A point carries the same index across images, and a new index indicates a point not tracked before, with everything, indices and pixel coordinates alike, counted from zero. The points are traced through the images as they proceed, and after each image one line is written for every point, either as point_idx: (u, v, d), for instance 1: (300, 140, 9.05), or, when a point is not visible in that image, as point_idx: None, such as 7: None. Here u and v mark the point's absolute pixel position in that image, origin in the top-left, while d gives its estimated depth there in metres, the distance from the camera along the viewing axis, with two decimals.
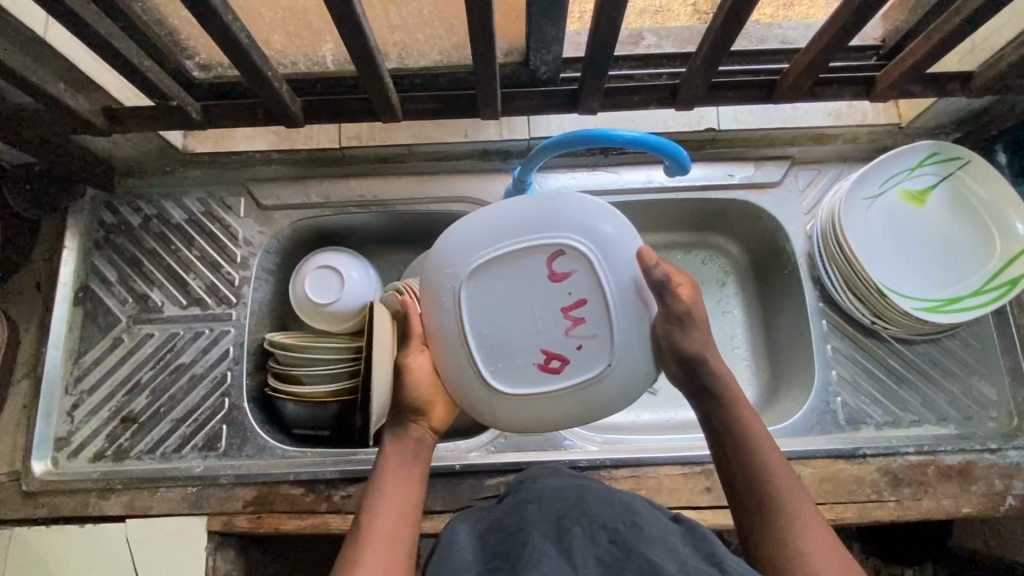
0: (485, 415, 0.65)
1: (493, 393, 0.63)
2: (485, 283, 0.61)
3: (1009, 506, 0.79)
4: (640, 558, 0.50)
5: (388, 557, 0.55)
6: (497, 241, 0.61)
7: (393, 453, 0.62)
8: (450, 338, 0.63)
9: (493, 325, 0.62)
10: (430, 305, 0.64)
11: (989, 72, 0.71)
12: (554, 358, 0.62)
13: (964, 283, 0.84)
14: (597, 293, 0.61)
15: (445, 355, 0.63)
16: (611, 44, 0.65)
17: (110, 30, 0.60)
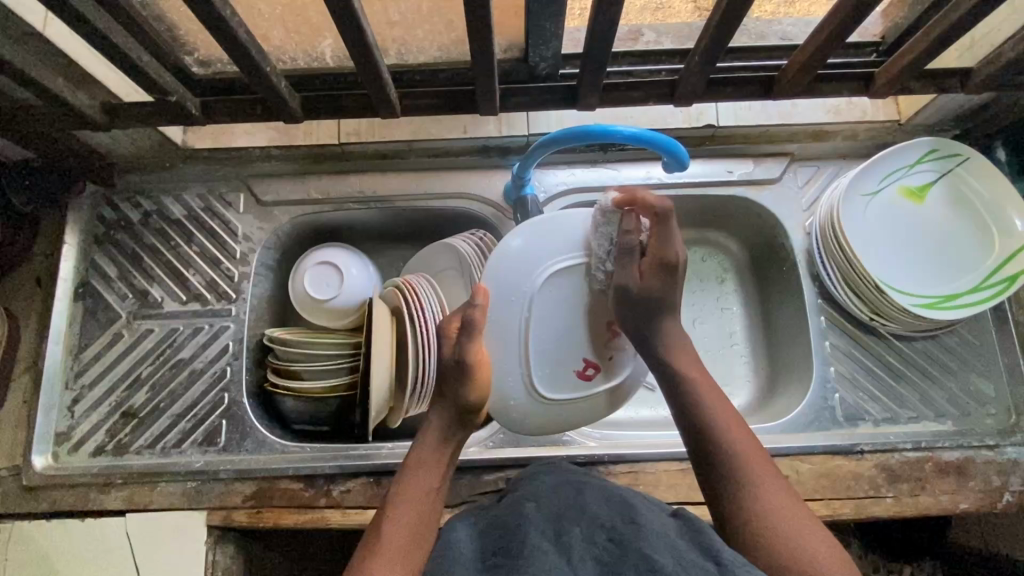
0: (522, 421, 0.75)
1: (537, 399, 0.73)
2: (550, 295, 0.70)
3: (1006, 502, 0.79)
4: (638, 555, 0.50)
5: (416, 541, 0.58)
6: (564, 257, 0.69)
7: (432, 446, 0.66)
8: (513, 345, 0.70)
9: (549, 337, 0.71)
10: (500, 310, 0.69)
11: (988, 68, 0.71)
12: (589, 367, 0.74)
13: (963, 280, 0.84)
14: None
15: (504, 362, 0.71)
16: (609, 40, 0.65)
17: (110, 25, 0.61)
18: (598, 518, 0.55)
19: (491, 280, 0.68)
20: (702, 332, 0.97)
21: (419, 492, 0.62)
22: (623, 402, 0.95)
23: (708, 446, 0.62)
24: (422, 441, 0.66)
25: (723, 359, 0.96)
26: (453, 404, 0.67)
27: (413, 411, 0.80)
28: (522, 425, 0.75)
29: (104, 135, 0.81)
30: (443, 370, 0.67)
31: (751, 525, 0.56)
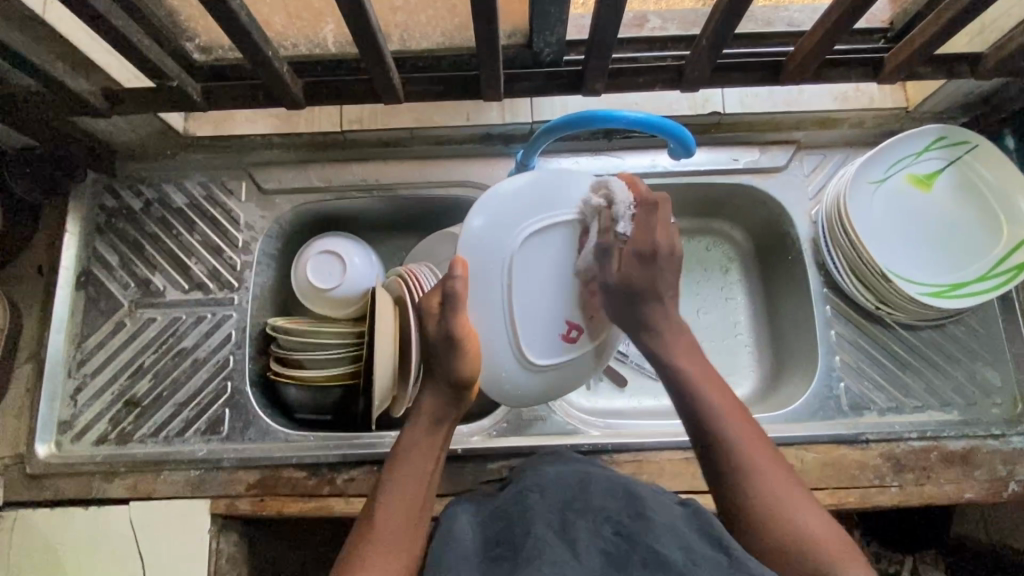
0: (517, 391, 0.73)
1: (527, 366, 0.71)
2: (527, 258, 0.68)
3: (1012, 491, 0.78)
4: (645, 550, 0.50)
5: (400, 528, 0.59)
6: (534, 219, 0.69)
7: (417, 429, 0.66)
8: (496, 312, 0.68)
9: (532, 299, 0.70)
10: (478, 278, 0.67)
11: (999, 53, 0.70)
12: (574, 329, 0.73)
13: (969, 268, 0.84)
14: None
15: (488, 330, 0.69)
16: (615, 25, 0.64)
17: (110, 8, 0.60)
18: (603, 511, 0.55)
19: (466, 251, 0.67)
20: (704, 322, 0.96)
21: (413, 484, 0.62)
22: (626, 391, 0.94)
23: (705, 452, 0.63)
24: (416, 427, 0.66)
25: (727, 349, 0.96)
26: (445, 382, 0.66)
27: (416, 400, 0.79)
28: (517, 397, 0.74)
29: (104, 122, 0.80)
30: (432, 347, 0.65)
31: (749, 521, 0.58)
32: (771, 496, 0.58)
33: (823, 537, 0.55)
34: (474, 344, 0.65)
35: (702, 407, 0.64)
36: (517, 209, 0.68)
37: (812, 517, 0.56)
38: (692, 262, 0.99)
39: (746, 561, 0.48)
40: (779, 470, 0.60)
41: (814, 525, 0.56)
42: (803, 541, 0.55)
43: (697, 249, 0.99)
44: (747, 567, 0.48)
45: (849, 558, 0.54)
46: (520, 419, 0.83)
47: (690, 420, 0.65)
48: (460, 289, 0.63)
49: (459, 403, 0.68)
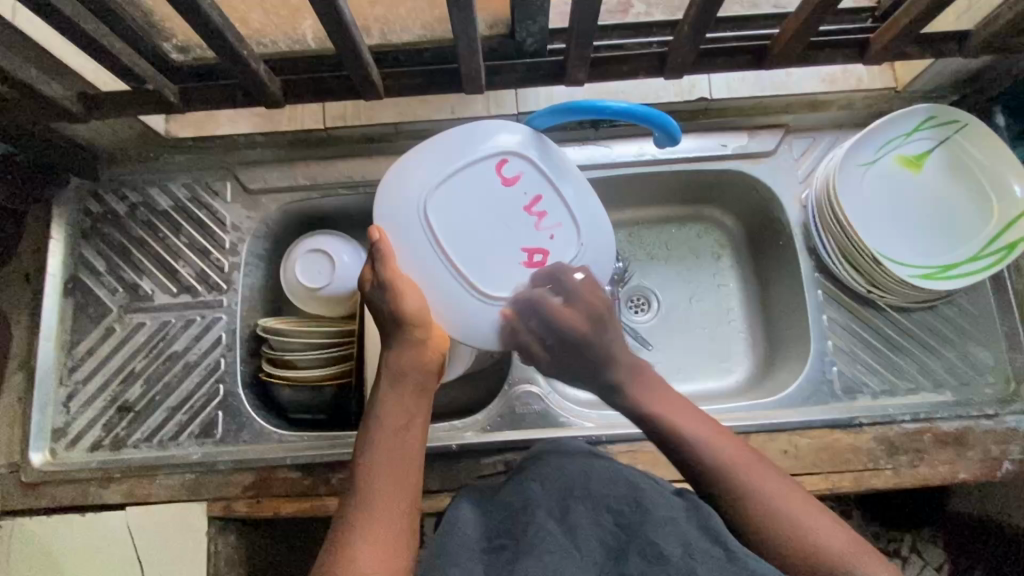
0: (501, 338, 0.70)
1: (497, 301, 0.69)
2: (442, 200, 0.68)
3: (1005, 470, 0.79)
4: (645, 542, 0.51)
5: (393, 512, 0.56)
6: (445, 165, 0.69)
7: (391, 398, 0.63)
8: (431, 255, 0.68)
9: (469, 239, 0.69)
10: (401, 243, 0.68)
11: (986, 30, 0.69)
12: (534, 253, 0.69)
13: (959, 249, 0.83)
14: (547, 186, 0.70)
15: (429, 275, 0.68)
16: (596, 12, 0.63)
17: (78, 12, 0.59)
18: (604, 498, 0.55)
19: (382, 219, 0.69)
20: (697, 310, 0.96)
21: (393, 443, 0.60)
22: None
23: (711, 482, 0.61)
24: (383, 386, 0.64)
25: (720, 335, 0.96)
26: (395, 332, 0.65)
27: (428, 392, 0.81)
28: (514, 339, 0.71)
29: (83, 126, 0.79)
30: (373, 303, 0.66)
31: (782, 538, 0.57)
32: (775, 513, 0.58)
33: (840, 544, 0.56)
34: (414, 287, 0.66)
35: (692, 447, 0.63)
36: (430, 162, 0.69)
37: (821, 524, 0.57)
38: (684, 249, 0.99)
39: (744, 557, 0.49)
40: (787, 488, 0.60)
41: (828, 535, 0.56)
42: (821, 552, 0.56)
43: (688, 237, 0.99)
44: (745, 562, 0.48)
45: (865, 560, 0.56)
46: (514, 412, 0.83)
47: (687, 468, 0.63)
48: (385, 250, 0.65)
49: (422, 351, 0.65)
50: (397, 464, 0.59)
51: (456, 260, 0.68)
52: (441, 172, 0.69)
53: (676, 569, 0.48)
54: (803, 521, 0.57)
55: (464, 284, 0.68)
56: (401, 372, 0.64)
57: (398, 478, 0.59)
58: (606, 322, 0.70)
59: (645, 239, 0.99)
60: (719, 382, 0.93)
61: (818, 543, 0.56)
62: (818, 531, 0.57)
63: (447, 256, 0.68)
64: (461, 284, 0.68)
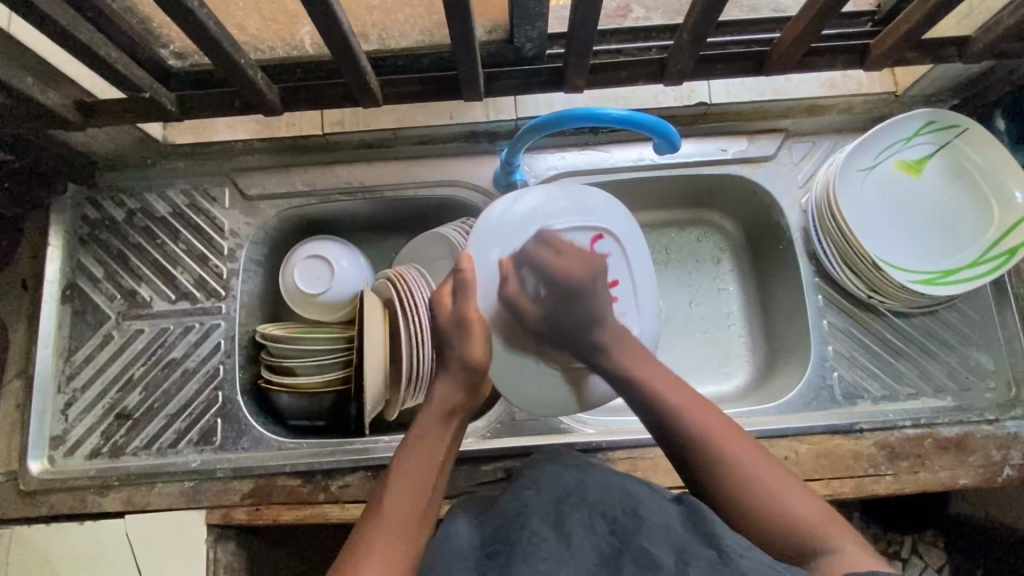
0: (534, 395, 0.75)
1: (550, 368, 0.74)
2: None
3: (1006, 475, 0.79)
4: (638, 549, 0.49)
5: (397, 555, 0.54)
6: (553, 224, 0.71)
7: (421, 439, 0.62)
8: (515, 309, 0.71)
9: None
10: (491, 288, 0.69)
11: (987, 35, 0.69)
12: None
13: (960, 254, 0.83)
14: (627, 273, 0.76)
15: (507, 322, 0.71)
16: (595, 19, 0.62)
17: (73, 21, 0.58)
18: (598, 506, 0.54)
19: (476, 247, 0.69)
20: (698, 313, 0.96)
21: (420, 473, 0.59)
22: None
23: (679, 441, 0.61)
24: (425, 412, 0.64)
25: (720, 340, 0.95)
26: (454, 367, 0.64)
27: (410, 402, 0.79)
28: (550, 405, 0.76)
29: (80, 133, 0.78)
30: (441, 332, 0.65)
31: (748, 507, 0.56)
32: (744, 483, 0.57)
33: (812, 517, 0.55)
34: (484, 327, 0.65)
35: (661, 406, 0.63)
36: (532, 215, 0.71)
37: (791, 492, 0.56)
38: (684, 254, 0.98)
39: (737, 556, 0.47)
40: (753, 453, 0.59)
41: (796, 504, 0.56)
42: (789, 523, 0.55)
43: (688, 241, 0.99)
44: (738, 563, 0.46)
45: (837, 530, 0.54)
46: (513, 420, 0.83)
47: (659, 429, 0.63)
48: (470, 277, 0.65)
49: (471, 394, 0.64)
50: (411, 504, 0.57)
51: None
52: (542, 229, 0.71)
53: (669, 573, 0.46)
54: (768, 490, 0.57)
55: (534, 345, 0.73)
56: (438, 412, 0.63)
57: (411, 524, 0.56)
58: (576, 294, 0.67)
59: (646, 242, 0.98)
60: (720, 387, 0.93)
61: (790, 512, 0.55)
62: (784, 498, 0.56)
63: None
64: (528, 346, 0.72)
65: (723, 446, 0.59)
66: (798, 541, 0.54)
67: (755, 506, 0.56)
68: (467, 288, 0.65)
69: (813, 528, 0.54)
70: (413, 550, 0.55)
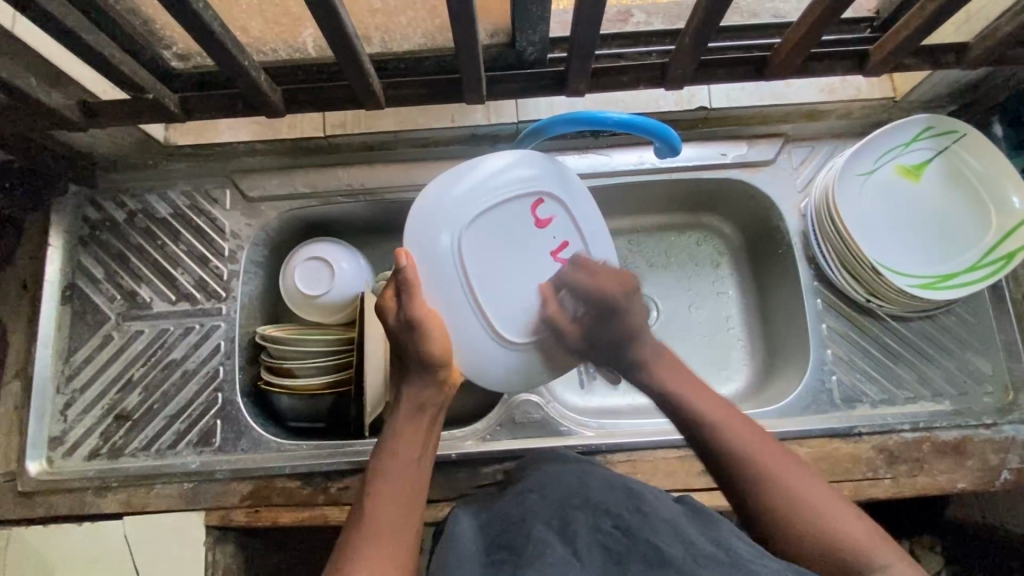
0: (499, 375, 0.72)
1: (504, 343, 0.70)
2: (480, 231, 0.68)
3: (1004, 479, 0.79)
4: (648, 547, 0.49)
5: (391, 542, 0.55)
6: (492, 195, 0.68)
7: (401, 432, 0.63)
8: (459, 289, 0.67)
9: (494, 276, 0.69)
10: (430, 277, 0.67)
11: (985, 42, 0.69)
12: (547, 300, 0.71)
13: (958, 259, 0.84)
14: (575, 233, 0.72)
15: (452, 307, 0.68)
16: (597, 24, 0.63)
17: (78, 22, 0.59)
18: (604, 506, 0.54)
19: (411, 241, 0.67)
20: (697, 317, 0.96)
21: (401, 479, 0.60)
22: (621, 389, 0.93)
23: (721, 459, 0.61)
24: (399, 420, 0.64)
25: (719, 343, 0.96)
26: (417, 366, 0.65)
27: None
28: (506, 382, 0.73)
29: (82, 134, 0.78)
30: (396, 336, 0.65)
31: (797, 528, 0.56)
32: (791, 498, 0.57)
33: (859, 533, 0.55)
34: (438, 325, 0.65)
35: (703, 423, 0.64)
36: (471, 187, 0.68)
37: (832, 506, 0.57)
38: (683, 258, 0.99)
39: (749, 559, 0.47)
40: (792, 471, 0.60)
41: (844, 520, 0.56)
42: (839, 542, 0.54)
43: (687, 245, 0.99)
44: (750, 566, 0.46)
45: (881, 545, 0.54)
46: (513, 421, 0.83)
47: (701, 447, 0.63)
48: (412, 278, 0.64)
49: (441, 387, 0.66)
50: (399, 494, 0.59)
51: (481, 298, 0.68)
52: (477, 204, 0.67)
53: (679, 571, 0.46)
54: (817, 510, 0.56)
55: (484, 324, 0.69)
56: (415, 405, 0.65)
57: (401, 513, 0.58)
58: (615, 310, 0.69)
59: (645, 246, 0.99)
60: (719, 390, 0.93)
61: (833, 528, 0.55)
62: (833, 516, 0.56)
63: (473, 290, 0.68)
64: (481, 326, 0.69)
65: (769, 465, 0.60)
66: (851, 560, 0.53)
67: (807, 523, 0.56)
68: (412, 289, 0.65)
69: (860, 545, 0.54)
70: (401, 554, 0.55)
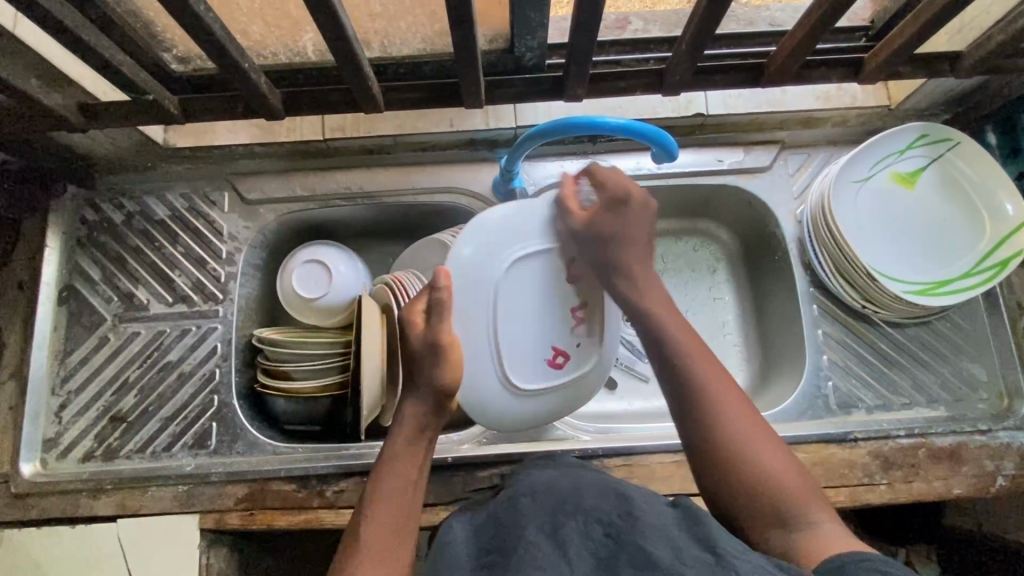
0: (497, 417, 0.75)
1: (510, 389, 0.73)
2: (513, 278, 0.70)
3: (999, 486, 0.79)
4: (635, 548, 0.49)
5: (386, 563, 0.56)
6: (534, 245, 0.71)
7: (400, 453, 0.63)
8: (482, 329, 0.70)
9: (515, 323, 0.71)
10: (460, 310, 0.69)
11: (979, 51, 0.70)
12: (559, 355, 0.74)
13: (954, 266, 0.84)
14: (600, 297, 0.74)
15: (474, 348, 0.70)
16: (594, 30, 0.63)
17: (79, 23, 0.59)
18: (594, 511, 0.54)
19: (451, 266, 0.68)
20: (694, 323, 0.96)
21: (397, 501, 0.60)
22: (617, 394, 0.94)
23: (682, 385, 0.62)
24: (395, 440, 0.64)
25: (715, 348, 0.96)
26: (428, 390, 0.65)
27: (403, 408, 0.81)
28: (498, 420, 0.75)
29: (82, 136, 0.79)
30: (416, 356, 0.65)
31: (733, 461, 0.58)
32: (735, 434, 0.59)
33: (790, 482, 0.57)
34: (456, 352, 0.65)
35: (671, 351, 0.64)
36: (520, 233, 0.70)
37: (772, 454, 0.58)
38: (680, 263, 0.99)
39: (733, 558, 0.47)
40: (748, 415, 0.60)
41: (778, 467, 0.58)
42: (766, 485, 0.57)
43: (684, 250, 0.99)
44: (733, 566, 0.46)
45: (809, 504, 0.56)
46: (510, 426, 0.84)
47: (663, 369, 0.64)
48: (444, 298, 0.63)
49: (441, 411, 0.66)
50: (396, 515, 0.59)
51: (500, 344, 0.71)
52: (519, 251, 0.70)
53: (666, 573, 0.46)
54: (757, 451, 0.58)
55: (498, 369, 0.72)
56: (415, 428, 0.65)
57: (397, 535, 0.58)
58: (623, 207, 0.68)
59: None
60: None
61: (768, 471, 0.57)
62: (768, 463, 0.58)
63: (493, 332, 0.70)
64: (491, 373, 0.72)
65: (722, 402, 0.61)
66: (773, 505, 0.56)
67: (742, 457, 0.58)
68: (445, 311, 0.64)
69: (790, 496, 0.56)
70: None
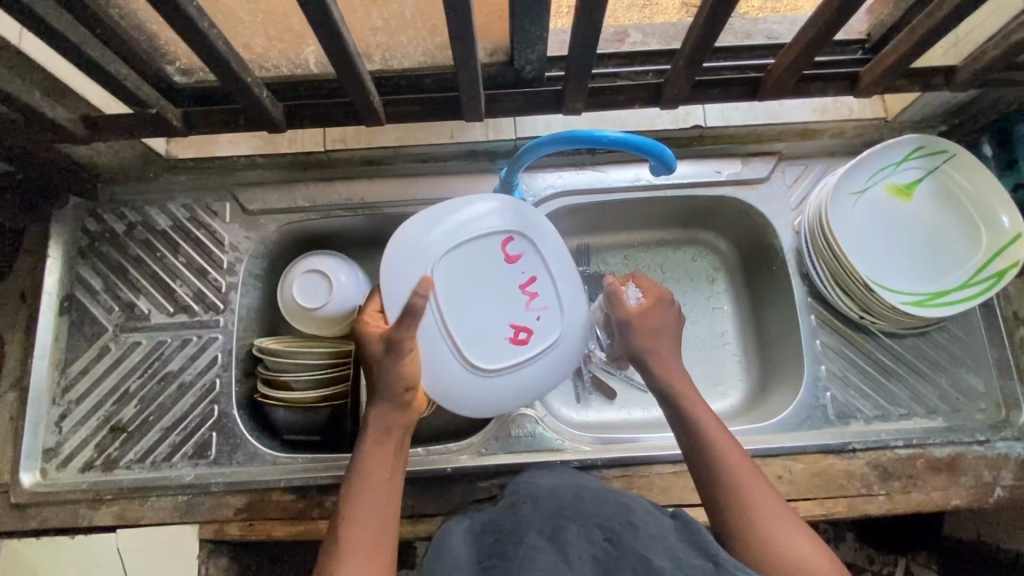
0: (474, 404, 0.74)
1: (476, 372, 0.73)
2: (450, 268, 0.72)
3: (997, 496, 0.80)
4: (636, 558, 0.50)
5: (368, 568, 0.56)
6: (465, 233, 0.72)
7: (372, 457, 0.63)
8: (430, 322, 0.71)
9: (465, 311, 0.72)
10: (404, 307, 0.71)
11: (974, 65, 0.71)
12: (520, 331, 0.74)
13: (950, 277, 0.85)
14: (544, 270, 0.75)
15: (426, 341, 0.71)
16: (593, 44, 0.64)
17: (85, 39, 0.60)
18: (594, 516, 0.54)
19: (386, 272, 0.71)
20: (692, 332, 0.97)
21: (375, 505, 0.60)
22: (616, 404, 0.94)
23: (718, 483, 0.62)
24: (367, 445, 0.63)
25: (714, 358, 0.96)
26: (388, 394, 0.64)
27: None
28: (475, 409, 0.74)
29: (84, 147, 0.79)
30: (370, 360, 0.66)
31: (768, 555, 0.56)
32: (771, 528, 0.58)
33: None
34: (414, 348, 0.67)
35: (707, 450, 0.64)
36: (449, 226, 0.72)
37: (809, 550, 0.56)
38: (678, 273, 1.00)
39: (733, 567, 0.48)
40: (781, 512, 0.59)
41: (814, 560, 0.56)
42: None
43: (683, 260, 1.00)
44: (733, 572, 0.47)
45: None
46: (507, 436, 0.82)
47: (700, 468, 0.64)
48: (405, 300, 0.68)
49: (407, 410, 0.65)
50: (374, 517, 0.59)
51: (454, 331, 0.71)
52: (451, 241, 0.72)
53: None
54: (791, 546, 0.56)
55: (456, 354, 0.71)
56: (383, 431, 0.64)
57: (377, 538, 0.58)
58: (666, 305, 0.76)
59: (641, 261, 1.00)
60: (713, 406, 0.94)
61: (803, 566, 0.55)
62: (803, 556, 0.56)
63: (442, 321, 0.71)
64: (452, 360, 0.71)
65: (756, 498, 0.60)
66: None
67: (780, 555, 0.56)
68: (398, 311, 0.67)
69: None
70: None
